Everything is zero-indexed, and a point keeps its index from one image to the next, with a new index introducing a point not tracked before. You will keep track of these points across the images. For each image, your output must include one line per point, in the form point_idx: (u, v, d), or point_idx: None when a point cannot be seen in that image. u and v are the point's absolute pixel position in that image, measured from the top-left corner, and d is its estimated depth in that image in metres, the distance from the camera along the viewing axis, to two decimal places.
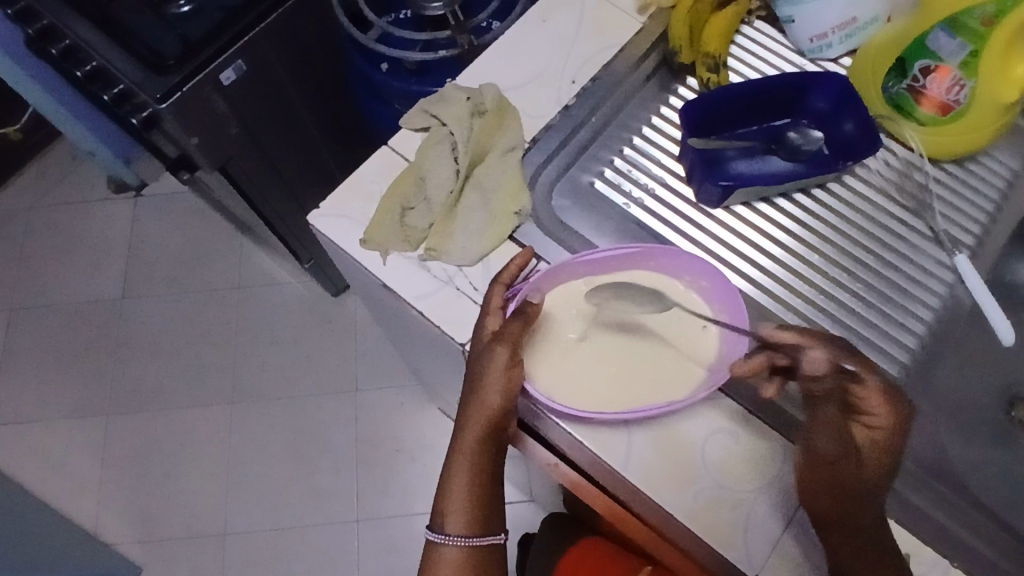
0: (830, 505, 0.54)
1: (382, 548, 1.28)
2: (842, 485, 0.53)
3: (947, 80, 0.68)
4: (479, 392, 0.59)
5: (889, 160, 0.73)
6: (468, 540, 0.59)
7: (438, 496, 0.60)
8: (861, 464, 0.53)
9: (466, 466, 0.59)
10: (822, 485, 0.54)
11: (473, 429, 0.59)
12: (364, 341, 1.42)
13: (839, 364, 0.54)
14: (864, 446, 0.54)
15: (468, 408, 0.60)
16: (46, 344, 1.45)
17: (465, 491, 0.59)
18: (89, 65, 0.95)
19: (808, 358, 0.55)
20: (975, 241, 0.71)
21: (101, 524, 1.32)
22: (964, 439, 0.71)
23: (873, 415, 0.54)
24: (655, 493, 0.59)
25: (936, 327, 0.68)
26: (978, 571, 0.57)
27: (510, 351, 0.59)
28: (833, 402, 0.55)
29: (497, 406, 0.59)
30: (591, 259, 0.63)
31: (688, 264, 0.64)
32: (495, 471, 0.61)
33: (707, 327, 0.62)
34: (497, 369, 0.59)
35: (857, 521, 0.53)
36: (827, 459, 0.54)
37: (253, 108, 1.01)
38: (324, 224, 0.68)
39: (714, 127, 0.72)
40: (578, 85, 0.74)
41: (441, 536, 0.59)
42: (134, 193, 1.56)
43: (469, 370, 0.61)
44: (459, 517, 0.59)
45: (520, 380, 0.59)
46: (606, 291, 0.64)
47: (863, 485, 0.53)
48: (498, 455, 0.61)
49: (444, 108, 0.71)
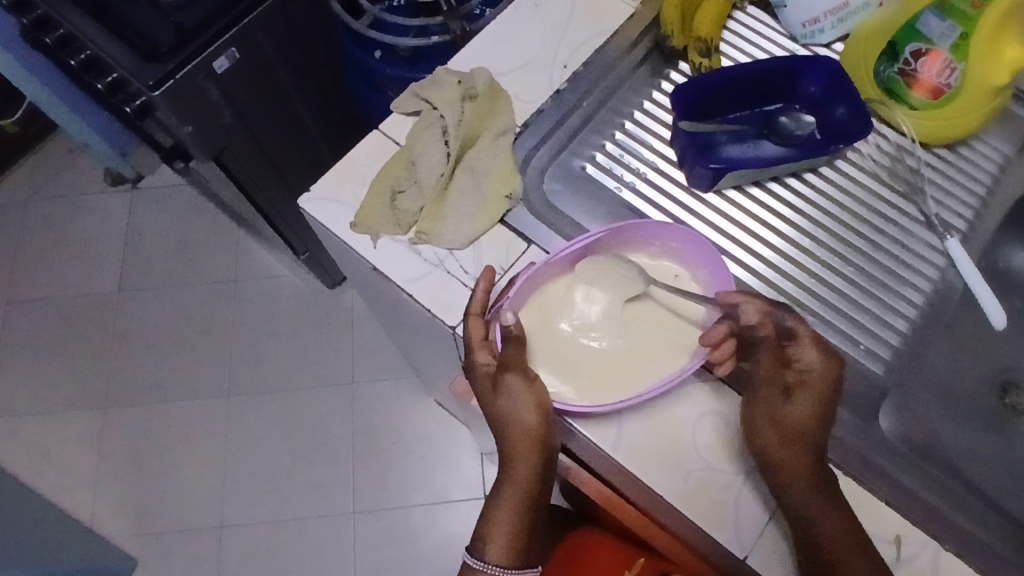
0: (772, 446, 0.56)
1: (377, 541, 1.28)
2: (780, 426, 0.56)
3: (939, 63, 0.68)
4: (516, 419, 0.58)
5: (881, 144, 0.73)
6: (510, 571, 0.57)
7: (481, 522, 0.59)
8: (791, 404, 0.57)
9: (514, 495, 0.58)
10: (770, 435, 0.56)
11: (519, 457, 0.58)
12: (361, 334, 1.42)
13: (774, 316, 0.58)
14: (799, 393, 0.57)
15: (508, 438, 0.59)
16: (42, 337, 1.45)
17: (509, 519, 0.58)
18: (83, 55, 0.95)
19: (743, 312, 0.58)
20: (967, 226, 0.71)
21: (96, 516, 1.32)
22: (957, 424, 0.71)
23: (803, 363, 0.58)
24: (646, 476, 0.59)
25: (928, 311, 0.68)
26: (969, 551, 0.57)
27: (525, 375, 0.58)
28: (767, 354, 0.58)
29: (535, 430, 0.58)
30: (565, 255, 0.62)
31: (661, 229, 0.63)
32: (539, 500, 0.60)
33: (679, 276, 0.65)
34: (522, 393, 0.58)
35: (803, 464, 0.55)
36: (762, 397, 0.57)
37: (246, 96, 1.01)
38: (316, 208, 0.68)
39: (706, 111, 0.72)
40: (569, 70, 0.74)
41: (482, 562, 0.57)
42: (130, 185, 1.56)
43: (490, 395, 0.60)
44: (501, 546, 0.57)
45: (548, 398, 0.58)
46: (584, 287, 0.63)
47: (797, 429, 0.56)
48: (544, 484, 0.60)
49: (435, 92, 0.71)
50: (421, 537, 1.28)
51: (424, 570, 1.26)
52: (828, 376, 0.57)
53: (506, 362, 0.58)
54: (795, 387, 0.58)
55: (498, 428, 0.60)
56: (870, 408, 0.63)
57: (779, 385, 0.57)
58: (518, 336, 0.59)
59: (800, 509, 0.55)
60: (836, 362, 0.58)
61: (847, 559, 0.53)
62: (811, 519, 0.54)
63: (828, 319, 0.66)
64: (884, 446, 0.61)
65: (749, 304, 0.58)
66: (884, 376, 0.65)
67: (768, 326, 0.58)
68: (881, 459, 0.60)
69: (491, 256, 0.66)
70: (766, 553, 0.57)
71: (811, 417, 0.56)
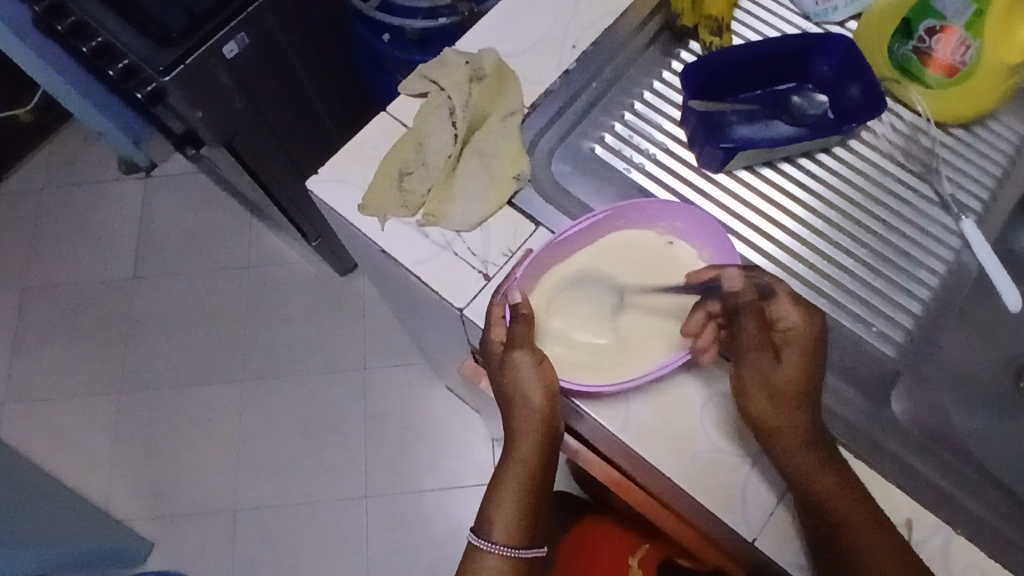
0: (766, 411, 0.56)
1: (389, 524, 1.29)
2: (774, 389, 0.56)
3: (953, 41, 0.67)
4: (522, 397, 0.58)
5: (895, 124, 0.72)
6: (515, 550, 0.56)
7: (486, 501, 0.58)
8: (782, 366, 0.56)
9: (521, 474, 0.58)
10: (758, 400, 0.56)
11: (526, 435, 0.58)
12: (373, 320, 1.43)
13: (752, 278, 0.58)
14: (786, 352, 0.56)
15: (515, 417, 0.59)
16: (58, 323, 1.47)
17: (515, 497, 0.57)
18: (96, 41, 0.95)
19: (726, 279, 0.57)
20: (983, 207, 0.70)
21: (113, 499, 1.33)
22: (970, 408, 0.70)
23: (785, 323, 0.57)
24: (652, 458, 0.58)
25: (941, 293, 0.67)
26: (981, 534, 0.57)
27: (532, 353, 0.58)
28: (749, 317, 0.56)
29: (540, 409, 0.58)
30: (567, 237, 0.62)
31: (660, 211, 0.63)
32: (545, 480, 0.59)
33: (671, 243, 0.64)
34: (529, 371, 0.58)
35: (796, 425, 0.55)
36: (751, 363, 0.56)
37: (256, 82, 1.01)
38: (323, 189, 0.68)
39: (717, 91, 0.71)
40: (578, 50, 0.73)
41: (487, 542, 0.56)
42: (144, 172, 1.57)
43: (497, 376, 0.60)
44: (507, 525, 0.57)
45: (555, 379, 0.58)
46: (597, 267, 0.63)
47: (790, 388, 0.55)
48: (550, 464, 0.60)
49: (443, 73, 0.70)
50: (433, 521, 1.29)
51: (436, 554, 1.27)
52: (809, 334, 0.56)
53: (513, 340, 0.58)
54: (781, 347, 0.57)
55: (505, 408, 0.60)
56: (881, 390, 0.63)
57: (768, 349, 0.56)
58: (527, 314, 0.58)
59: (800, 478, 0.55)
60: (818, 318, 0.57)
61: (857, 536, 0.52)
62: (813, 489, 0.54)
63: (839, 301, 0.66)
64: (895, 428, 0.61)
65: (728, 271, 0.57)
66: (896, 359, 0.64)
67: (749, 291, 0.57)
68: (891, 441, 0.60)
69: (499, 238, 0.65)
70: (776, 534, 0.57)
71: (804, 372, 0.56)
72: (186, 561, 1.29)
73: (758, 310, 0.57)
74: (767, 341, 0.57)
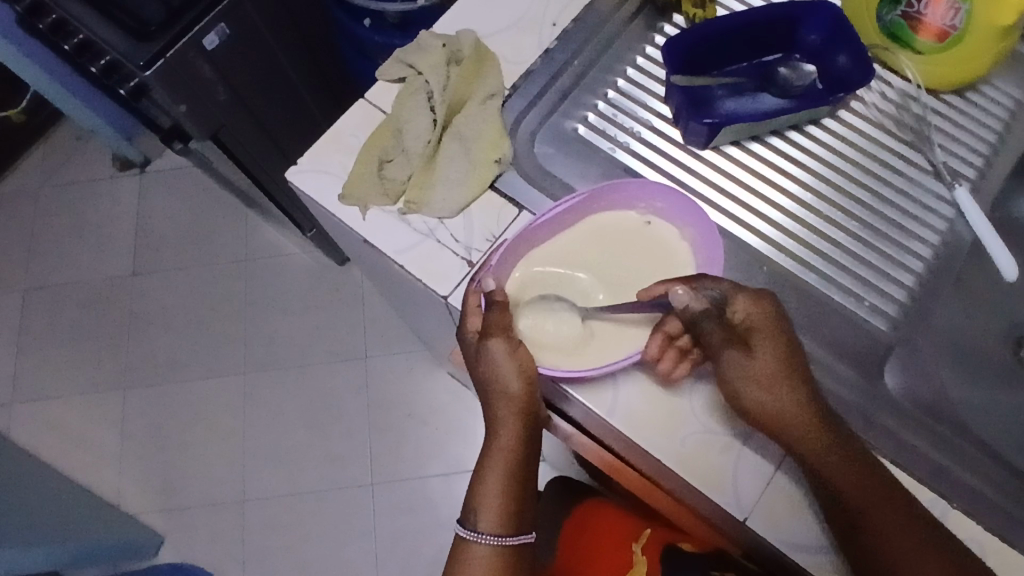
0: (764, 398, 0.54)
1: (396, 510, 1.30)
2: (757, 381, 0.55)
3: (943, 4, 0.64)
4: (500, 385, 0.57)
5: (885, 92, 0.70)
6: (503, 539, 0.56)
7: (471, 492, 0.58)
8: (757, 358, 0.55)
9: (503, 462, 0.58)
10: (750, 389, 0.55)
11: (505, 423, 0.58)
12: (372, 309, 1.42)
13: (699, 289, 0.56)
14: (755, 343, 0.55)
15: (494, 405, 0.58)
16: (61, 322, 1.47)
17: (499, 487, 0.57)
18: (76, 38, 0.94)
19: (673, 298, 0.56)
20: (977, 174, 0.68)
21: (123, 495, 1.34)
22: (968, 379, 0.69)
23: (741, 314, 0.56)
24: (641, 440, 0.58)
25: (935, 264, 0.66)
26: (977, 508, 0.56)
27: (507, 340, 0.57)
28: (715, 331, 0.56)
29: (518, 395, 0.57)
30: (546, 221, 0.61)
31: (640, 190, 0.62)
32: (528, 466, 0.59)
33: (649, 222, 0.63)
34: (505, 359, 0.57)
35: (797, 407, 0.54)
36: (728, 363, 0.56)
37: (240, 72, 1.00)
38: (302, 180, 0.67)
39: (701, 65, 0.69)
40: (559, 28, 0.71)
41: (474, 533, 0.56)
42: (139, 168, 1.57)
43: (474, 364, 0.59)
44: (493, 515, 0.56)
45: (533, 365, 0.57)
46: (578, 250, 0.62)
47: (773, 372, 0.55)
48: (532, 449, 0.59)
49: (419, 57, 0.69)
50: (440, 506, 1.29)
51: (443, 538, 1.27)
52: (765, 314, 0.55)
53: (487, 328, 0.57)
54: (748, 341, 0.56)
55: (484, 395, 0.59)
56: (873, 365, 0.62)
57: (735, 348, 0.56)
58: (502, 301, 0.57)
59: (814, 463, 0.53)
60: (767, 298, 0.56)
61: (882, 517, 0.52)
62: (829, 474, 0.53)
63: (830, 276, 0.64)
64: (889, 403, 0.60)
65: (674, 290, 0.56)
66: (889, 334, 0.63)
67: (700, 302, 0.55)
68: (885, 416, 0.59)
69: (481, 224, 0.64)
70: (768, 512, 0.56)
71: (776, 356, 0.55)
72: (197, 552, 1.30)
73: (716, 317, 0.56)
74: (731, 338, 0.56)
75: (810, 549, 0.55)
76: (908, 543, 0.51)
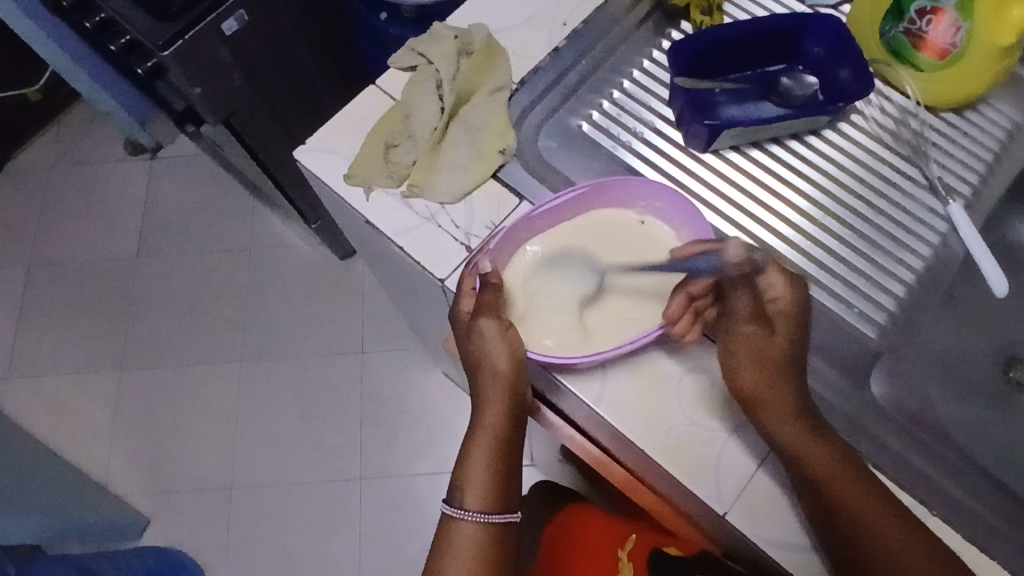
0: (756, 386, 0.56)
1: (384, 506, 1.30)
2: (765, 355, 0.56)
3: (945, 22, 0.65)
4: (487, 364, 0.58)
5: (885, 106, 0.72)
6: (488, 516, 0.57)
7: (457, 470, 0.59)
8: (774, 335, 0.57)
9: (489, 441, 0.59)
10: (747, 369, 0.56)
11: (493, 402, 0.59)
12: (371, 303, 1.44)
13: (752, 250, 0.58)
14: (777, 323, 0.57)
15: (482, 384, 0.59)
16: (63, 299, 1.48)
17: (486, 464, 0.58)
18: (99, 16, 0.96)
19: (724, 252, 0.57)
20: (971, 190, 0.70)
21: (112, 474, 1.35)
22: (955, 394, 0.70)
23: (773, 292, 0.58)
24: (626, 429, 0.59)
25: (926, 276, 0.67)
26: (956, 516, 0.56)
27: (498, 320, 0.58)
28: (744, 294, 0.58)
29: (506, 374, 0.58)
30: (544, 212, 0.62)
31: (639, 189, 0.63)
32: (515, 446, 0.60)
33: (644, 220, 0.64)
34: (495, 338, 0.58)
35: (781, 400, 0.55)
36: (741, 334, 0.58)
37: (256, 59, 1.02)
38: (310, 158, 0.69)
39: (705, 70, 0.70)
40: (569, 27, 0.73)
41: (460, 510, 0.57)
42: (150, 153, 1.59)
43: (464, 344, 0.60)
44: (479, 492, 0.57)
45: (522, 347, 0.58)
46: (576, 245, 0.63)
47: (780, 357, 0.57)
48: (518, 431, 0.60)
49: (431, 47, 0.71)
50: (426, 505, 1.29)
51: (429, 537, 1.28)
52: (794, 301, 0.57)
53: (479, 308, 0.59)
54: (772, 318, 0.57)
55: (473, 375, 0.60)
56: (859, 370, 0.63)
57: (760, 321, 0.57)
58: (496, 283, 0.59)
59: (793, 451, 0.54)
60: (801, 286, 0.58)
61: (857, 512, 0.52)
62: (811, 465, 0.53)
63: (822, 282, 0.65)
64: (874, 407, 0.61)
65: (729, 245, 0.57)
66: (877, 340, 0.64)
67: (744, 262, 0.57)
68: (868, 419, 0.60)
69: (482, 211, 0.65)
70: (747, 507, 0.57)
71: (791, 343, 0.57)
72: (182, 536, 1.30)
73: (750, 287, 0.58)
74: (761, 312, 0.58)
75: (788, 547, 0.56)
76: (879, 544, 0.51)
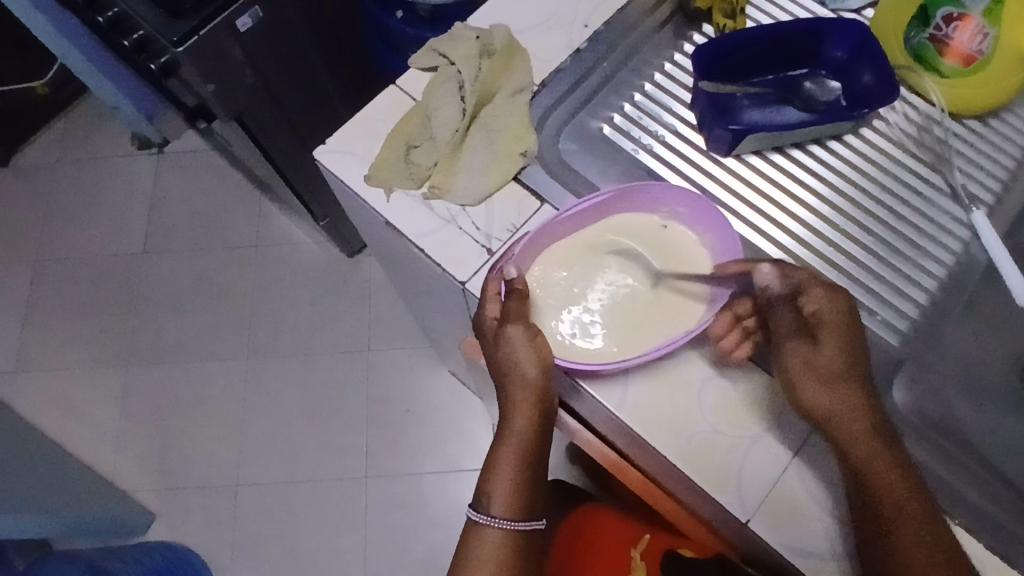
0: (818, 395, 0.54)
1: (391, 505, 1.30)
2: (820, 371, 0.55)
3: (971, 28, 0.67)
4: (515, 372, 0.58)
5: (908, 112, 0.71)
6: (513, 523, 0.57)
7: (483, 477, 0.59)
8: (822, 347, 0.55)
9: (516, 448, 0.58)
10: (807, 381, 0.55)
11: (521, 409, 0.59)
12: (378, 301, 1.43)
13: (787, 275, 0.57)
14: (822, 334, 0.55)
15: (509, 391, 0.59)
16: (69, 294, 1.48)
17: (512, 471, 0.58)
18: (111, 11, 0.95)
19: (760, 276, 0.57)
20: (994, 198, 0.69)
21: (117, 472, 1.34)
22: (973, 400, 0.69)
23: (812, 307, 0.56)
24: (650, 437, 0.58)
25: (948, 284, 0.66)
26: (979, 525, 0.56)
27: (526, 327, 0.58)
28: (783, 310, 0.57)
29: (535, 383, 0.58)
30: (570, 215, 0.62)
31: (662, 195, 0.63)
32: (540, 453, 0.60)
33: (667, 226, 0.64)
34: (523, 345, 0.58)
35: (851, 406, 0.54)
36: (790, 350, 0.56)
37: (269, 56, 1.01)
38: (329, 159, 0.68)
39: (729, 73, 0.70)
40: (591, 29, 0.72)
41: (486, 517, 0.57)
42: (156, 149, 1.58)
43: (492, 351, 0.60)
44: (505, 499, 0.57)
45: (550, 354, 0.58)
46: (604, 250, 0.63)
47: (837, 368, 0.55)
48: (544, 439, 0.60)
49: (452, 47, 0.71)
50: (432, 504, 1.29)
51: (435, 536, 1.27)
52: (838, 310, 0.56)
53: (506, 315, 0.58)
54: (817, 330, 0.56)
55: (500, 382, 0.60)
56: (881, 377, 0.63)
57: (803, 337, 0.56)
58: (521, 289, 0.58)
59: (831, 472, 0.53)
60: (844, 297, 0.57)
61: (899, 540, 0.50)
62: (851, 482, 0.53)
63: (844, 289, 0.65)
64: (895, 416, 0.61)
65: (760, 268, 0.57)
66: (899, 348, 0.64)
67: (784, 285, 0.57)
68: None
69: (503, 214, 0.65)
70: (770, 516, 0.56)
71: (843, 354, 0.55)
72: (188, 534, 1.30)
73: (790, 303, 0.57)
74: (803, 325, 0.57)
75: (812, 556, 0.55)
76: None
